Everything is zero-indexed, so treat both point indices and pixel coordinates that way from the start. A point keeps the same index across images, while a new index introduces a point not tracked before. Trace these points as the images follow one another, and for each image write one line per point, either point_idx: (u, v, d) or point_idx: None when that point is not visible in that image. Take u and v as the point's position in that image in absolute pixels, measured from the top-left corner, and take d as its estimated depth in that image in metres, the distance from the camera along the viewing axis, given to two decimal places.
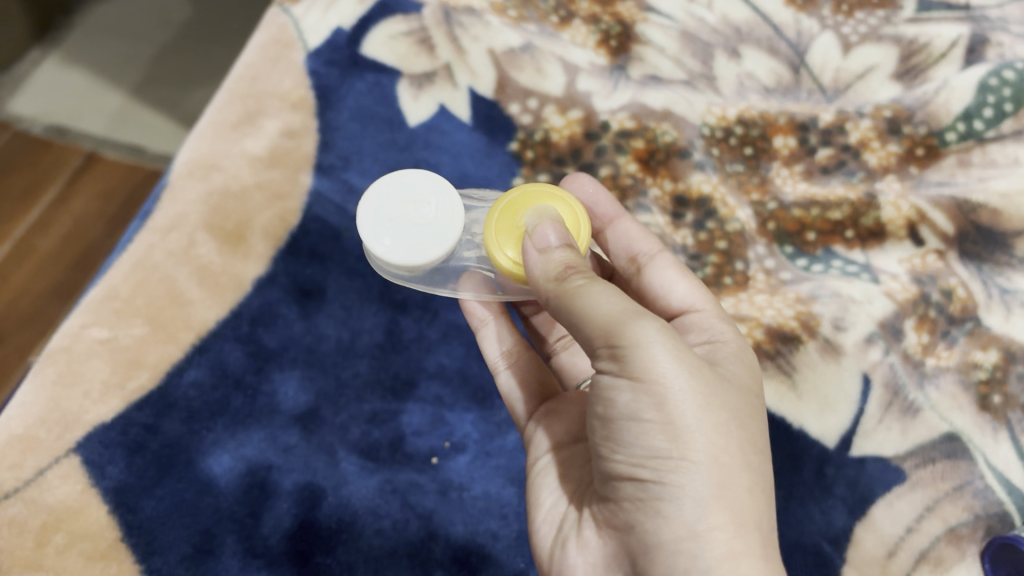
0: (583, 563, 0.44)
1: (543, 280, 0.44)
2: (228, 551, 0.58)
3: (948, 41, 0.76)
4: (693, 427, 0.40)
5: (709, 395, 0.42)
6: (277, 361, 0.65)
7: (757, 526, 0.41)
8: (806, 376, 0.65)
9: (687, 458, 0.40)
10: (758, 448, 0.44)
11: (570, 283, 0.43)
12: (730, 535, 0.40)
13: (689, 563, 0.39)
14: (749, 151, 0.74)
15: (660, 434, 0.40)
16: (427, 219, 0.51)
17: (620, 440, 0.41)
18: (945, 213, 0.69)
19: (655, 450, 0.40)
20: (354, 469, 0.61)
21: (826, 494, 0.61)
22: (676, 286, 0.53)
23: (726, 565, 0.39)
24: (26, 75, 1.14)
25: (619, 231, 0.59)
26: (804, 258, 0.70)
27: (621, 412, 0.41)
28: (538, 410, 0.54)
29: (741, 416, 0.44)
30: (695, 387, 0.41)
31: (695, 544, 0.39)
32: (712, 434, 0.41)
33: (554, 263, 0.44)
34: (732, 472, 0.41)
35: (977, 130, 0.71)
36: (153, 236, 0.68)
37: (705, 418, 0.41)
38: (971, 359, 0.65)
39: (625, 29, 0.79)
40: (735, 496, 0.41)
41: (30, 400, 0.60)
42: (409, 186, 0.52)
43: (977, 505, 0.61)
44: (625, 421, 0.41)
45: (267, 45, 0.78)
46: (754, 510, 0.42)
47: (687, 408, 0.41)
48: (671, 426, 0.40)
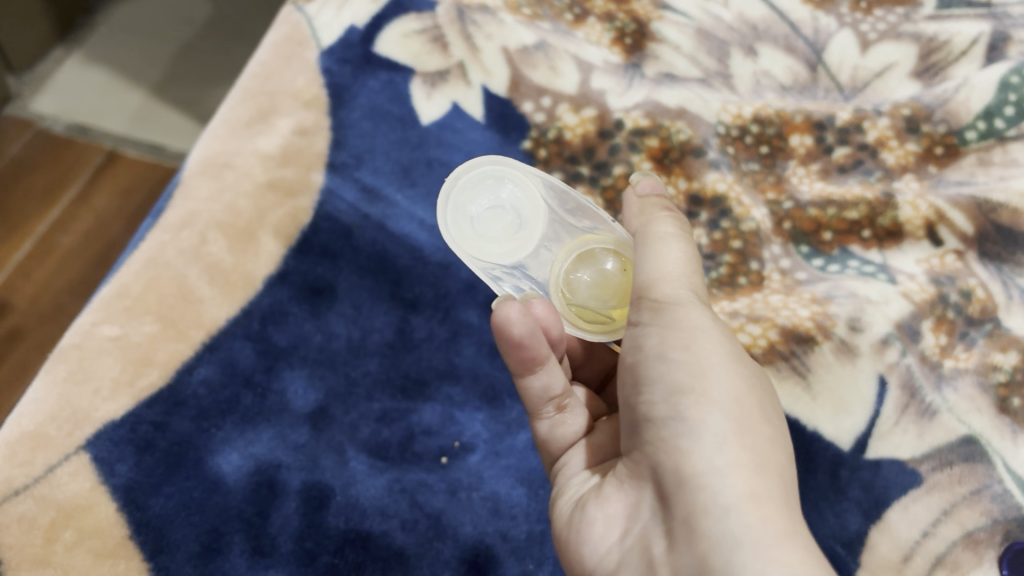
0: (602, 514, 0.44)
1: (635, 218, 0.51)
2: (236, 549, 0.58)
3: (969, 38, 0.75)
4: (717, 370, 0.43)
5: (732, 353, 0.44)
6: (288, 359, 0.65)
7: (779, 474, 0.41)
8: (821, 377, 0.64)
9: (708, 395, 0.42)
10: (779, 414, 0.45)
11: (653, 228, 0.48)
12: (749, 474, 0.40)
13: (709, 498, 0.39)
14: (764, 149, 0.73)
15: (684, 372, 0.43)
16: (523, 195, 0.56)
17: (645, 381, 0.44)
18: (964, 213, 0.68)
19: (677, 386, 0.42)
20: (363, 467, 0.61)
21: (840, 497, 0.61)
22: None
23: (747, 501, 0.39)
24: (50, 73, 1.14)
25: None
26: (821, 258, 0.70)
27: (652, 355, 0.44)
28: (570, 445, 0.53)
29: (764, 382, 0.46)
30: (716, 342, 0.44)
31: (714, 477, 0.39)
32: (735, 381, 0.43)
33: (655, 206, 0.50)
34: (752, 417, 0.42)
35: (998, 128, 0.70)
36: (165, 234, 0.68)
37: (729, 367, 0.43)
38: (990, 361, 0.64)
39: (640, 27, 0.78)
40: (754, 439, 0.41)
41: (42, 397, 0.60)
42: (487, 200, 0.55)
43: (995, 509, 0.59)
44: (652, 363, 0.44)
45: (281, 44, 0.78)
46: (776, 459, 0.42)
47: (712, 355, 0.43)
48: (694, 367, 0.43)
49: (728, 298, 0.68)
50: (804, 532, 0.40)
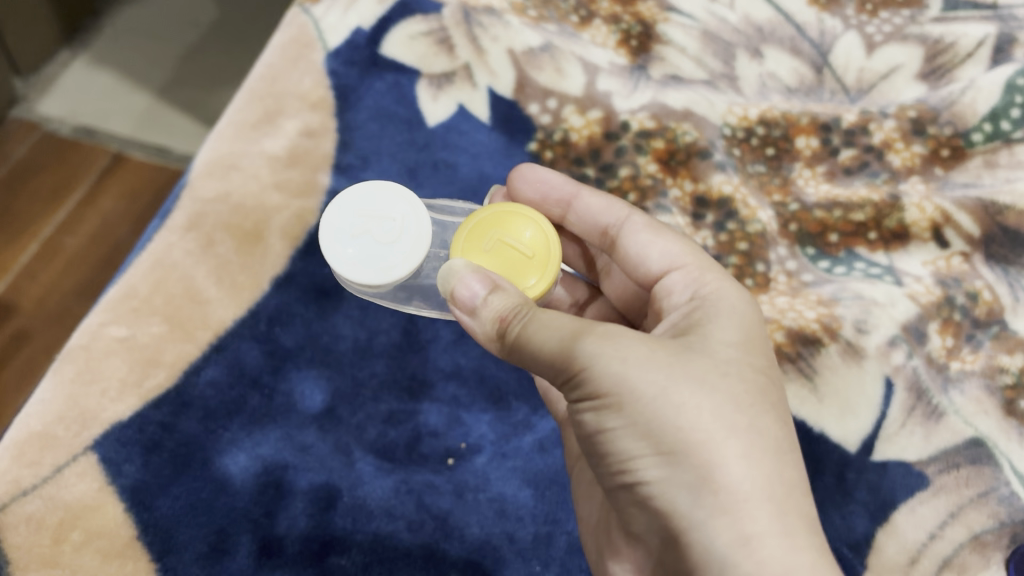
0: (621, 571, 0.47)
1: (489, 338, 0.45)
2: (243, 550, 0.58)
3: (975, 40, 0.75)
4: (662, 418, 0.40)
5: (667, 378, 0.41)
6: (294, 360, 0.65)
7: (768, 494, 0.40)
8: (827, 379, 0.64)
9: (661, 454, 0.40)
10: (744, 405, 0.42)
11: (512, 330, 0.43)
12: (737, 512, 0.39)
13: (703, 556, 0.39)
14: (770, 151, 0.73)
15: (631, 437, 0.40)
16: (345, 243, 0.46)
17: (602, 451, 0.42)
18: (970, 215, 0.68)
19: (629, 453, 0.41)
20: (370, 468, 0.61)
21: (846, 499, 0.61)
22: (652, 250, 0.54)
23: (739, 549, 0.39)
24: (57, 75, 1.15)
25: (582, 208, 0.58)
26: (827, 260, 0.69)
27: (593, 426, 0.42)
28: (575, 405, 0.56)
29: (714, 378, 0.42)
30: (643, 383, 0.40)
31: (700, 533, 0.39)
32: (680, 416, 0.40)
33: (489, 321, 0.44)
34: (714, 447, 0.40)
35: (1004, 130, 0.70)
36: (173, 235, 0.68)
37: (671, 403, 0.40)
38: (997, 362, 0.64)
39: (646, 29, 0.78)
40: (727, 470, 0.39)
41: (49, 398, 0.60)
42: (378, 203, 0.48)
43: (1003, 512, 0.59)
44: (599, 436, 0.42)
45: (287, 45, 0.78)
46: (760, 478, 0.40)
47: (648, 400, 0.40)
48: (637, 428, 0.40)
49: None
50: (810, 548, 0.39)
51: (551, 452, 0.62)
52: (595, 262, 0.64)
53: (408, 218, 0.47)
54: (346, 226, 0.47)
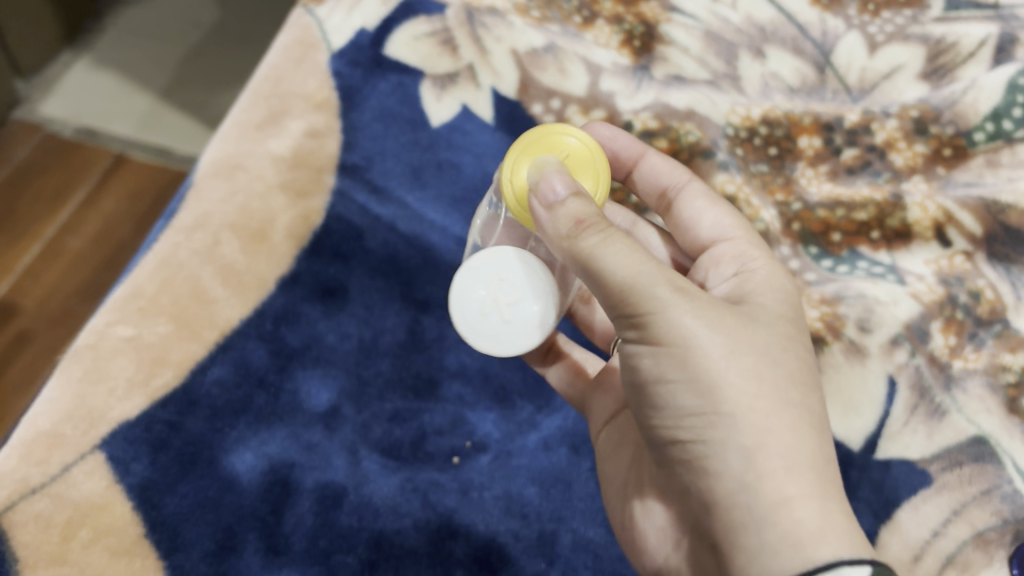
0: (652, 528, 0.48)
1: (556, 240, 0.45)
2: (250, 547, 0.58)
3: (977, 40, 0.75)
4: (723, 378, 0.41)
5: (733, 343, 0.42)
6: (300, 360, 0.65)
7: (811, 466, 0.41)
8: (831, 378, 0.64)
9: (721, 413, 0.41)
10: (795, 382, 0.44)
11: (583, 241, 0.43)
12: (781, 475, 0.40)
13: (745, 515, 0.40)
14: (773, 151, 0.74)
15: (690, 394, 0.42)
16: (507, 333, 0.52)
17: (656, 404, 0.44)
18: (972, 214, 0.68)
19: (688, 409, 0.42)
20: (375, 467, 0.62)
21: (849, 497, 0.61)
22: (705, 217, 0.58)
23: (779, 510, 0.40)
24: (60, 76, 1.15)
25: (647, 168, 0.62)
26: (830, 259, 0.70)
27: (652, 376, 0.43)
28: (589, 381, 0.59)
29: (773, 352, 0.44)
30: (713, 342, 0.42)
31: (748, 496, 0.40)
32: (741, 380, 0.42)
33: (563, 218, 0.44)
34: (769, 414, 0.41)
35: (1006, 130, 0.70)
36: (178, 235, 0.68)
37: (735, 367, 0.42)
38: (999, 361, 0.64)
39: (649, 29, 0.79)
40: (777, 438, 0.41)
41: (57, 397, 0.61)
42: (479, 282, 0.53)
43: (1006, 510, 0.59)
44: (659, 388, 0.43)
45: (291, 46, 0.78)
46: (803, 448, 0.42)
47: (713, 360, 0.42)
48: (699, 386, 0.42)
49: None
50: (844, 515, 0.41)
51: (555, 450, 0.63)
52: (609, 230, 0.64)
53: (510, 267, 0.53)
54: (490, 325, 0.52)
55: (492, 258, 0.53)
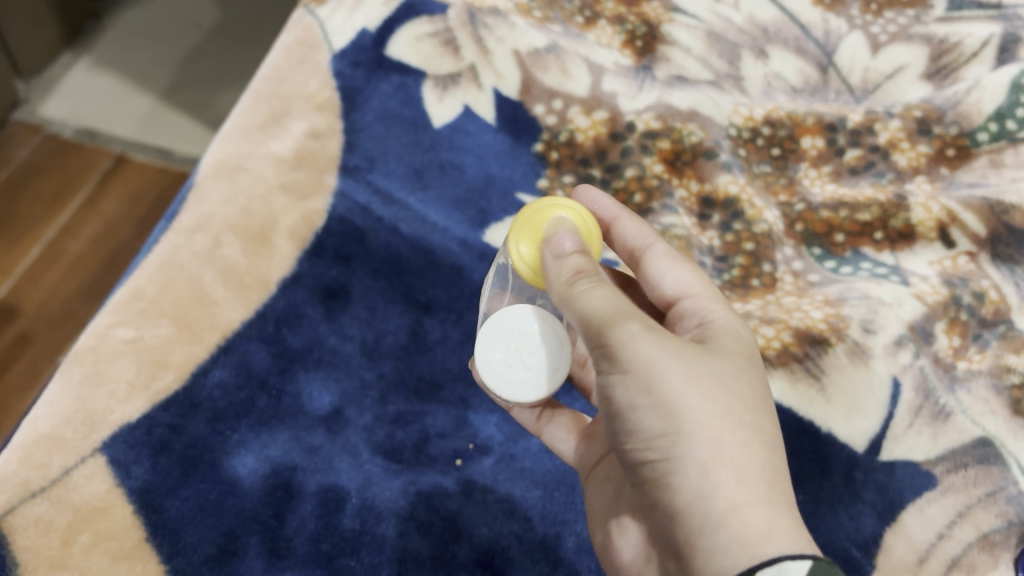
0: (628, 546, 0.48)
1: (556, 282, 0.47)
2: (252, 552, 0.57)
3: (980, 40, 0.75)
4: (683, 399, 0.42)
5: (692, 369, 0.43)
6: (302, 362, 0.65)
7: (763, 477, 0.41)
8: (835, 380, 0.63)
9: (682, 431, 0.42)
10: (746, 403, 0.43)
11: (575, 286, 0.45)
12: (734, 484, 0.41)
13: (701, 522, 0.40)
14: (776, 151, 0.73)
15: (654, 416, 0.42)
16: (529, 376, 0.52)
17: (623, 426, 0.44)
18: (976, 215, 0.68)
19: (652, 430, 0.42)
20: (378, 470, 0.61)
21: (854, 499, 0.60)
22: (669, 275, 0.54)
23: (732, 516, 0.40)
24: (60, 77, 1.15)
25: (621, 230, 0.58)
26: (833, 260, 0.69)
27: (618, 405, 0.44)
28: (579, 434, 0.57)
29: (730, 379, 0.44)
30: (668, 370, 0.42)
31: (703, 505, 0.41)
32: (701, 402, 0.42)
33: (565, 267, 0.47)
34: (725, 432, 0.42)
35: (1010, 130, 0.70)
36: (179, 238, 0.68)
37: (694, 390, 0.42)
38: (1003, 362, 0.63)
39: (651, 30, 0.79)
40: (731, 453, 0.41)
41: (57, 400, 0.60)
42: (499, 337, 0.53)
43: (1011, 512, 0.58)
44: (626, 412, 0.43)
45: (293, 47, 0.78)
46: (755, 462, 0.42)
47: (673, 383, 0.42)
48: (661, 407, 0.42)
49: (741, 299, 0.67)
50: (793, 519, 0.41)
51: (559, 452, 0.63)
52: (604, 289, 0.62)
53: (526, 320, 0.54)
54: (514, 373, 0.52)
55: (503, 317, 0.54)
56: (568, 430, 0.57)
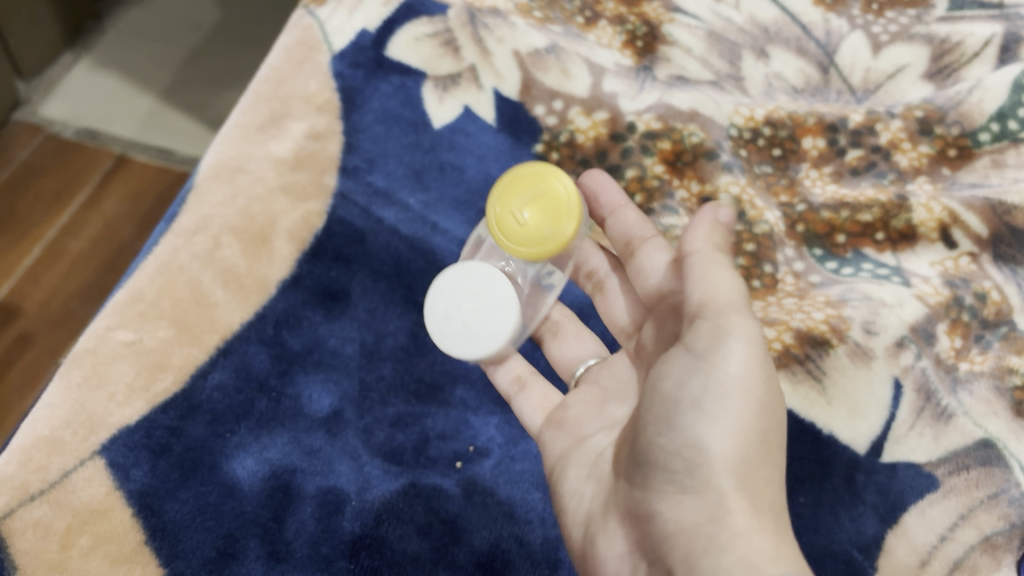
0: (612, 554, 0.48)
1: (700, 245, 0.48)
2: (252, 555, 0.57)
3: (982, 40, 0.75)
4: (737, 417, 0.43)
5: (759, 398, 0.44)
6: (302, 364, 0.65)
7: (771, 513, 0.43)
8: (836, 381, 0.63)
9: (722, 451, 0.43)
10: (777, 447, 0.46)
11: (721, 258, 0.47)
12: (748, 514, 0.42)
13: (706, 542, 0.42)
14: (777, 152, 0.73)
15: (707, 425, 0.43)
16: (471, 337, 0.57)
17: (671, 423, 0.44)
18: (978, 216, 0.68)
19: (697, 438, 0.43)
20: (378, 472, 0.61)
21: (856, 501, 0.60)
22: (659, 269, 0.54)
23: (739, 540, 0.41)
24: (60, 78, 1.15)
25: (621, 219, 0.60)
26: (834, 261, 0.69)
27: (683, 395, 0.44)
28: (547, 419, 0.58)
29: (775, 424, 0.45)
30: (751, 386, 0.44)
31: (714, 526, 0.42)
32: (748, 428, 0.44)
33: (709, 233, 0.48)
34: (753, 464, 0.44)
35: (1012, 130, 0.70)
36: (179, 239, 0.68)
37: (751, 415, 0.44)
38: (1005, 363, 0.63)
39: (651, 30, 0.78)
40: (754, 486, 0.43)
41: (57, 403, 0.60)
42: (448, 294, 0.58)
43: (1013, 514, 0.58)
44: (685, 406, 0.44)
45: (292, 47, 0.78)
46: (766, 510, 0.43)
47: (739, 402, 0.44)
48: (720, 419, 0.43)
49: None
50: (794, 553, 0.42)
51: None
52: (594, 273, 0.63)
53: (475, 277, 0.57)
54: (458, 329, 0.57)
55: (460, 272, 0.58)
56: (536, 404, 0.59)
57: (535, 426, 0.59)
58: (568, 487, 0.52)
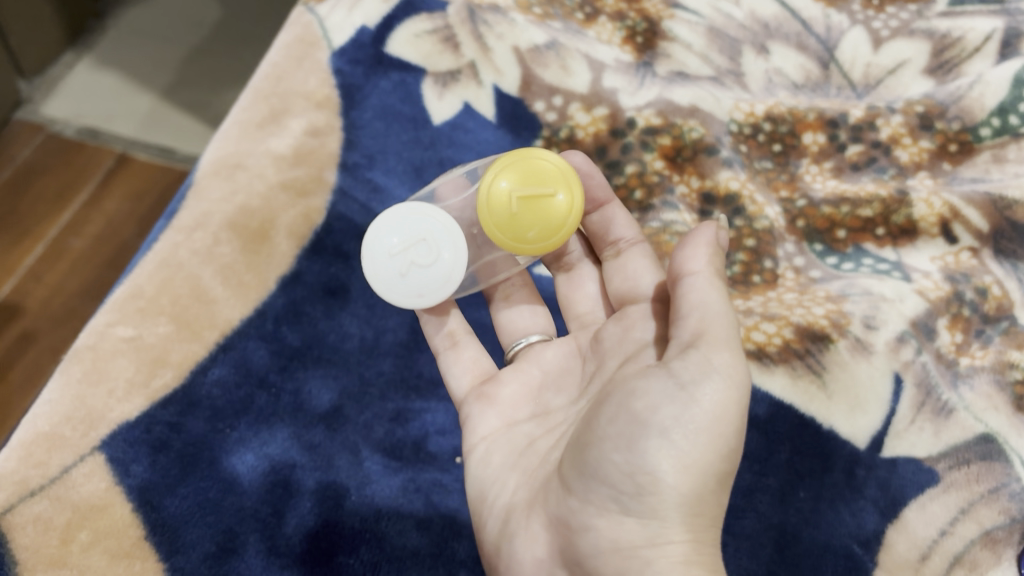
0: (530, 557, 0.47)
1: (699, 266, 0.46)
2: (251, 550, 0.57)
3: (983, 34, 0.75)
4: (705, 455, 0.42)
5: (730, 440, 0.43)
6: (302, 360, 0.65)
7: (709, 541, 0.44)
8: (837, 376, 0.63)
9: (679, 487, 0.42)
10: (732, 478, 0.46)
11: (720, 285, 0.46)
12: (688, 544, 0.43)
13: (641, 565, 0.42)
14: (777, 147, 0.73)
15: (671, 458, 0.42)
16: (403, 286, 0.54)
17: (633, 444, 0.42)
18: (979, 210, 0.67)
19: (657, 469, 0.42)
20: (378, 468, 0.61)
21: (856, 496, 0.59)
22: (644, 278, 0.56)
23: (678, 568, 0.42)
24: (62, 76, 1.15)
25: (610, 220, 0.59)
26: (835, 257, 0.69)
27: (653, 419, 0.42)
28: (475, 389, 0.56)
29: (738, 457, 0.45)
30: (724, 428, 0.42)
31: (652, 551, 0.42)
32: (713, 466, 0.42)
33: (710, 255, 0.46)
34: (706, 500, 0.43)
35: (1013, 125, 0.69)
36: (178, 235, 0.68)
37: (719, 455, 0.42)
38: (1006, 358, 0.63)
39: (652, 26, 0.78)
40: (701, 521, 0.43)
41: (57, 398, 0.60)
42: (401, 229, 0.54)
43: (1014, 508, 0.58)
44: (652, 431, 0.42)
45: (293, 45, 0.78)
46: (707, 545, 0.43)
47: (710, 442, 0.42)
48: (685, 456, 0.42)
49: (742, 296, 0.67)
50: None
51: None
52: (565, 257, 0.63)
53: (435, 229, 0.54)
54: (392, 270, 0.54)
55: (422, 214, 0.54)
56: (466, 368, 0.58)
57: (461, 391, 0.57)
58: (489, 473, 0.52)
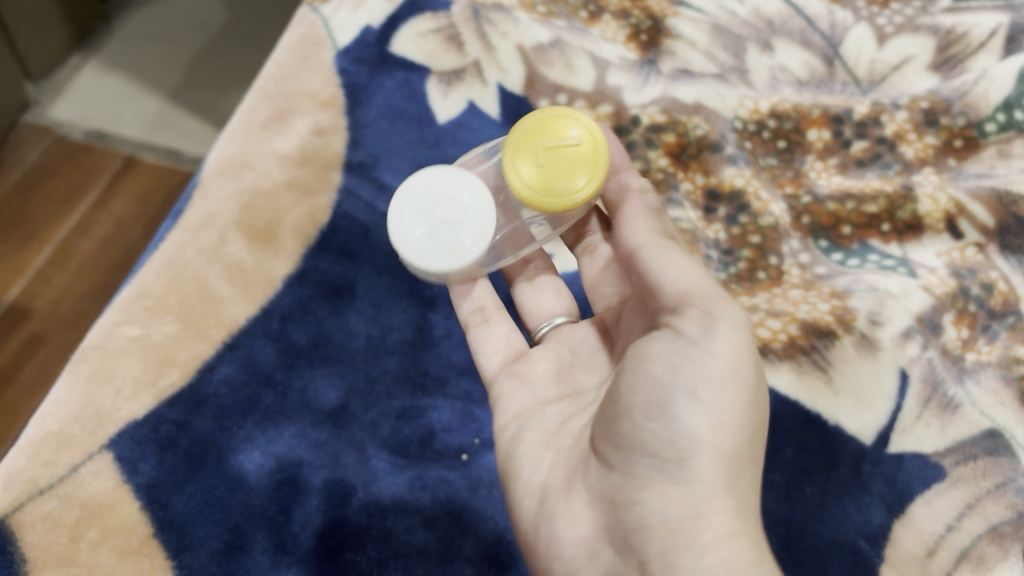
0: (573, 536, 0.45)
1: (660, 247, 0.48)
2: (259, 547, 0.58)
3: (987, 30, 0.75)
4: (733, 412, 0.43)
5: (749, 394, 0.44)
6: (308, 357, 0.65)
7: (747, 511, 0.43)
8: (842, 372, 0.63)
9: (716, 447, 0.42)
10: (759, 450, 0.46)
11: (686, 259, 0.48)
12: (732, 516, 0.42)
13: (688, 538, 0.41)
14: (782, 144, 0.73)
15: (705, 418, 0.42)
16: (433, 244, 0.54)
17: (666, 408, 0.42)
18: (985, 206, 0.68)
19: (694, 429, 0.42)
20: (384, 465, 0.61)
21: (863, 491, 0.59)
22: None
23: (726, 542, 0.41)
24: (69, 78, 1.15)
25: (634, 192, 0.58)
26: (840, 253, 0.69)
27: (676, 380, 0.43)
28: (506, 368, 0.57)
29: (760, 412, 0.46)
30: (744, 373, 0.44)
31: (698, 522, 0.41)
32: (740, 425, 0.43)
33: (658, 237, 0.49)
34: (740, 467, 0.43)
35: (1019, 120, 0.69)
36: (185, 235, 0.68)
37: (744, 409, 0.43)
38: (1012, 353, 0.63)
39: (656, 23, 0.78)
40: (739, 490, 0.43)
41: (65, 398, 0.61)
42: (427, 192, 0.55)
43: (1021, 503, 0.58)
44: (678, 391, 0.42)
45: (298, 44, 0.78)
46: (749, 518, 0.43)
47: (733, 393, 0.43)
48: (716, 416, 0.42)
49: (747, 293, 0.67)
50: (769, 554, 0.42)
51: None
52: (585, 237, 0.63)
53: (461, 189, 0.55)
54: (420, 231, 0.54)
55: (447, 176, 0.55)
56: (496, 346, 0.59)
57: (490, 369, 0.58)
58: (523, 449, 0.51)
